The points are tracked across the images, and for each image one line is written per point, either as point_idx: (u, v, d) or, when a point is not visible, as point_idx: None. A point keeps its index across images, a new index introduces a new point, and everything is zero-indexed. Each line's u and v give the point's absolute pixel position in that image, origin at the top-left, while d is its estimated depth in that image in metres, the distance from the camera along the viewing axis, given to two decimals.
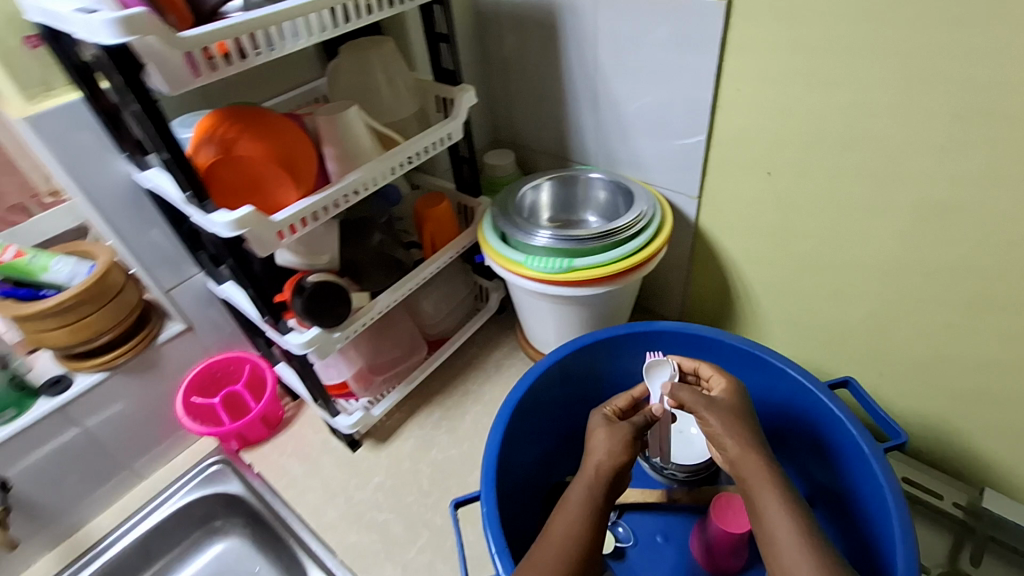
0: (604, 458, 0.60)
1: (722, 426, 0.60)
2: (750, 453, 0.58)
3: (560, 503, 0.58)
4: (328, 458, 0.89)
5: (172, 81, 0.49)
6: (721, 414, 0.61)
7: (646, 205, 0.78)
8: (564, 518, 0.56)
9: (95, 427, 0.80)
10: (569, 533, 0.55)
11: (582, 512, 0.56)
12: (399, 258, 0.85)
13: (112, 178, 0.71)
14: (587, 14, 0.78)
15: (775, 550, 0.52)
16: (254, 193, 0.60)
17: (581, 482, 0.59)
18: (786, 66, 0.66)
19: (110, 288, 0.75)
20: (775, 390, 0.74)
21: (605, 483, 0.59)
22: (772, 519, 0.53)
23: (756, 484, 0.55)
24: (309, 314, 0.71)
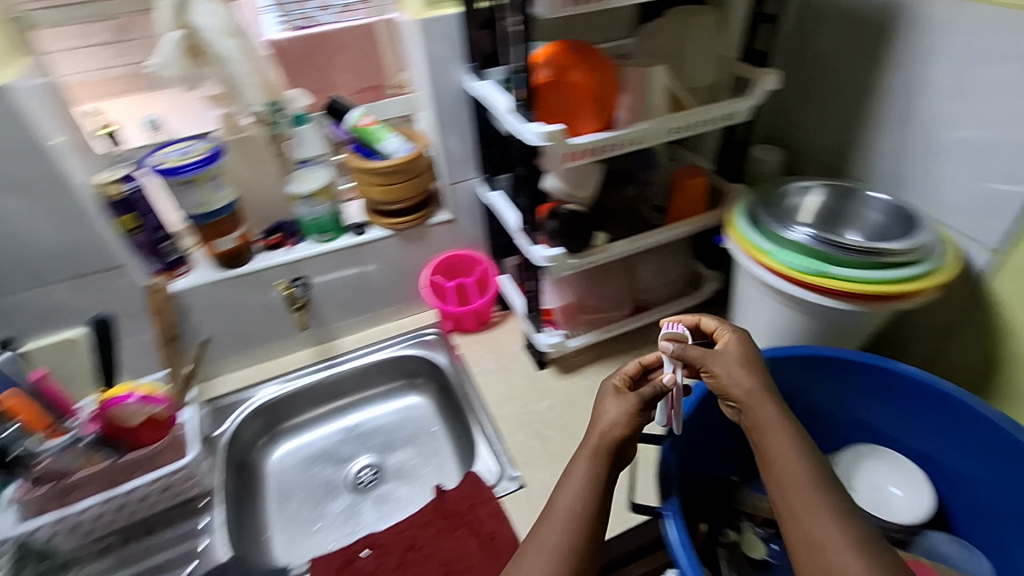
0: (612, 420, 0.60)
1: (730, 377, 0.58)
2: (766, 410, 0.56)
3: (564, 474, 0.59)
4: (517, 366, 1.01)
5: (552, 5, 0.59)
6: (723, 374, 0.59)
7: (929, 238, 0.72)
8: (572, 485, 0.57)
9: (369, 270, 1.02)
10: (575, 504, 0.56)
11: (590, 472, 0.58)
12: (643, 216, 0.90)
13: (451, 82, 0.88)
14: (938, 21, 0.72)
15: (787, 495, 0.53)
16: (563, 118, 0.70)
17: (585, 454, 0.59)
18: None
19: (416, 170, 0.94)
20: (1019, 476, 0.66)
21: (608, 450, 0.58)
22: (778, 453, 0.54)
23: (777, 440, 0.55)
24: (559, 236, 0.79)
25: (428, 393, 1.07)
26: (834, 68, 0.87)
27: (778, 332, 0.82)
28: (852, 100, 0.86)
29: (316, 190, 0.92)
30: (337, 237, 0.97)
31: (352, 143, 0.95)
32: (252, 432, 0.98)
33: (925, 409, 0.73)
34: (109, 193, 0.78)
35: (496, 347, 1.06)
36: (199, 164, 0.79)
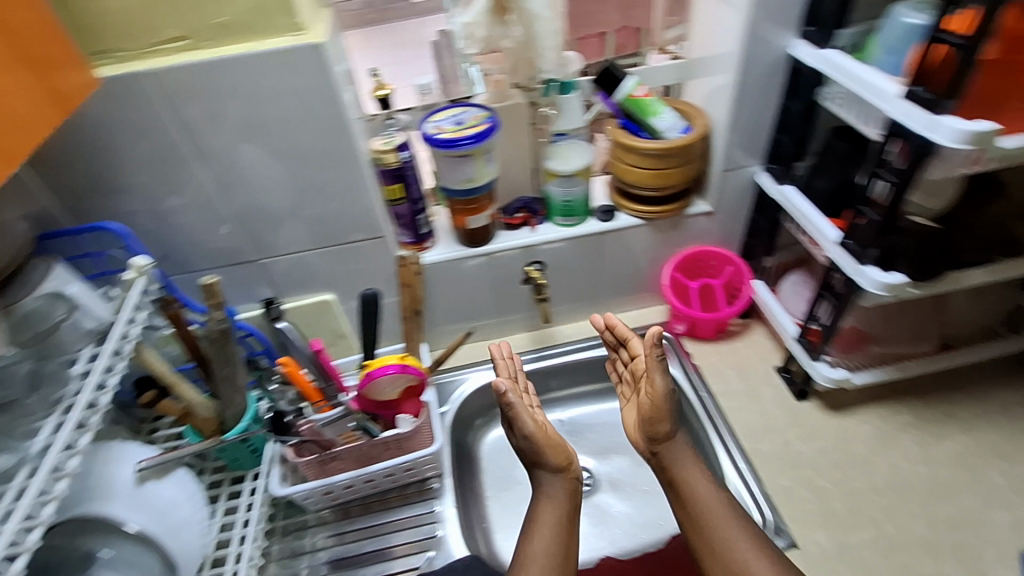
0: (561, 489, 0.71)
1: (662, 400, 0.68)
2: (665, 458, 0.70)
3: (532, 526, 0.69)
4: (769, 392, 0.87)
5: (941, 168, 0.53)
6: (658, 420, 0.69)
7: None
8: (544, 534, 0.68)
9: (607, 257, 0.91)
10: (551, 549, 0.67)
11: (558, 522, 0.69)
12: (1008, 238, 0.69)
13: (770, 48, 0.70)
14: None
15: (709, 517, 0.66)
16: (991, 108, 0.51)
17: (549, 505, 0.70)
18: None
19: (690, 153, 0.79)
20: None
21: (570, 487, 0.72)
22: (711, 501, 0.67)
23: (704, 512, 0.66)
24: (907, 255, 0.62)
25: None
26: None
27: None
28: None
29: (578, 170, 0.81)
30: (584, 221, 0.87)
31: (619, 116, 0.83)
32: (470, 413, 0.94)
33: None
34: (385, 161, 0.74)
35: (739, 363, 0.91)
36: (471, 141, 0.70)
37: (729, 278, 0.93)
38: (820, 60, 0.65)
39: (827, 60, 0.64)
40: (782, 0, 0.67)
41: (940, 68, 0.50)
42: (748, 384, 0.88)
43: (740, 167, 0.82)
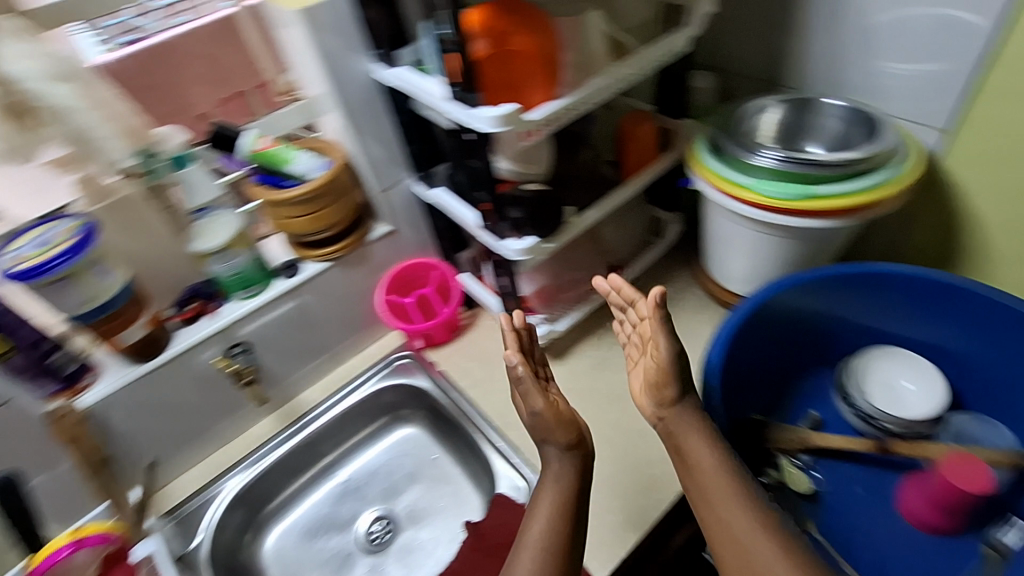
0: (560, 475, 0.66)
1: (665, 358, 0.65)
2: (677, 428, 0.65)
3: (537, 502, 0.65)
4: (506, 366, 0.94)
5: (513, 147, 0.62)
6: (661, 382, 0.66)
7: (891, 138, 0.71)
8: (542, 519, 0.63)
9: (312, 310, 0.89)
10: (546, 542, 0.61)
11: (559, 503, 0.64)
12: (603, 175, 0.84)
13: (355, 76, 0.74)
14: None
15: (702, 484, 0.62)
16: (513, 90, 0.59)
17: (548, 493, 0.65)
18: None
19: (340, 186, 0.80)
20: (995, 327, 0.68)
21: (575, 458, 0.67)
22: (712, 472, 0.62)
23: (708, 483, 0.62)
24: (529, 222, 0.72)
25: (418, 420, 0.98)
26: None
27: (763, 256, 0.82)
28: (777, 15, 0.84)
29: (229, 241, 0.77)
30: (267, 286, 0.83)
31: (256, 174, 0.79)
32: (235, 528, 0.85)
33: (929, 307, 0.74)
34: None
35: (476, 352, 0.97)
36: (69, 257, 0.62)
37: (439, 281, 0.98)
38: (393, 78, 0.69)
39: (398, 78, 0.69)
40: (340, 33, 0.70)
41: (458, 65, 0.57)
42: (487, 367, 0.94)
43: (393, 183, 0.87)
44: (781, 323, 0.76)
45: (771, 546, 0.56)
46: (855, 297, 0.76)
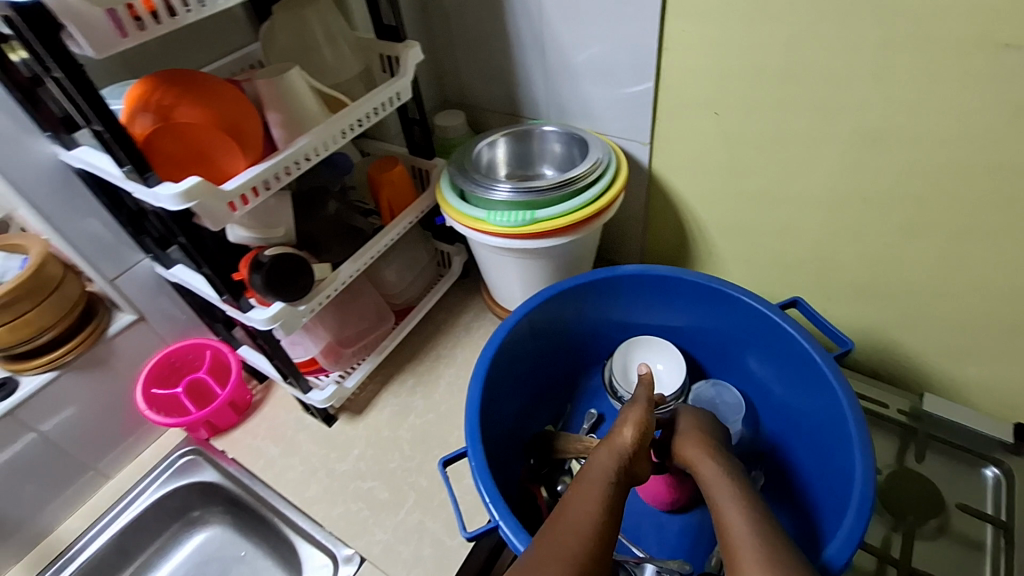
0: (609, 462, 0.59)
1: (692, 421, 0.67)
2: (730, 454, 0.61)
3: (578, 485, 0.57)
4: (304, 436, 0.89)
5: (214, 221, 0.57)
6: (696, 429, 0.66)
7: (601, 152, 0.78)
8: (576, 500, 0.55)
9: (50, 429, 0.76)
10: (591, 515, 0.53)
11: (599, 492, 0.55)
12: (358, 225, 0.84)
13: (37, 162, 0.66)
14: None
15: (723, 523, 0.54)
16: (198, 163, 0.56)
17: (599, 473, 0.58)
18: (702, 45, 0.74)
19: (50, 280, 0.70)
20: (728, 317, 0.77)
21: (632, 455, 0.61)
22: (722, 503, 0.55)
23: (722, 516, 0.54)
24: (269, 289, 0.68)
25: (217, 519, 0.88)
26: (472, 22, 0.90)
27: (529, 280, 0.86)
28: (497, 53, 0.91)
29: None
30: None
31: None
32: None
33: (664, 294, 0.80)
34: None
35: (269, 428, 0.90)
36: None
37: (214, 360, 0.89)
38: (76, 160, 0.62)
39: (82, 160, 0.61)
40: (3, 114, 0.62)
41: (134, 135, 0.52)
42: (283, 442, 0.88)
43: (125, 268, 0.79)
44: (551, 333, 0.81)
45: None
46: (630, 297, 0.81)
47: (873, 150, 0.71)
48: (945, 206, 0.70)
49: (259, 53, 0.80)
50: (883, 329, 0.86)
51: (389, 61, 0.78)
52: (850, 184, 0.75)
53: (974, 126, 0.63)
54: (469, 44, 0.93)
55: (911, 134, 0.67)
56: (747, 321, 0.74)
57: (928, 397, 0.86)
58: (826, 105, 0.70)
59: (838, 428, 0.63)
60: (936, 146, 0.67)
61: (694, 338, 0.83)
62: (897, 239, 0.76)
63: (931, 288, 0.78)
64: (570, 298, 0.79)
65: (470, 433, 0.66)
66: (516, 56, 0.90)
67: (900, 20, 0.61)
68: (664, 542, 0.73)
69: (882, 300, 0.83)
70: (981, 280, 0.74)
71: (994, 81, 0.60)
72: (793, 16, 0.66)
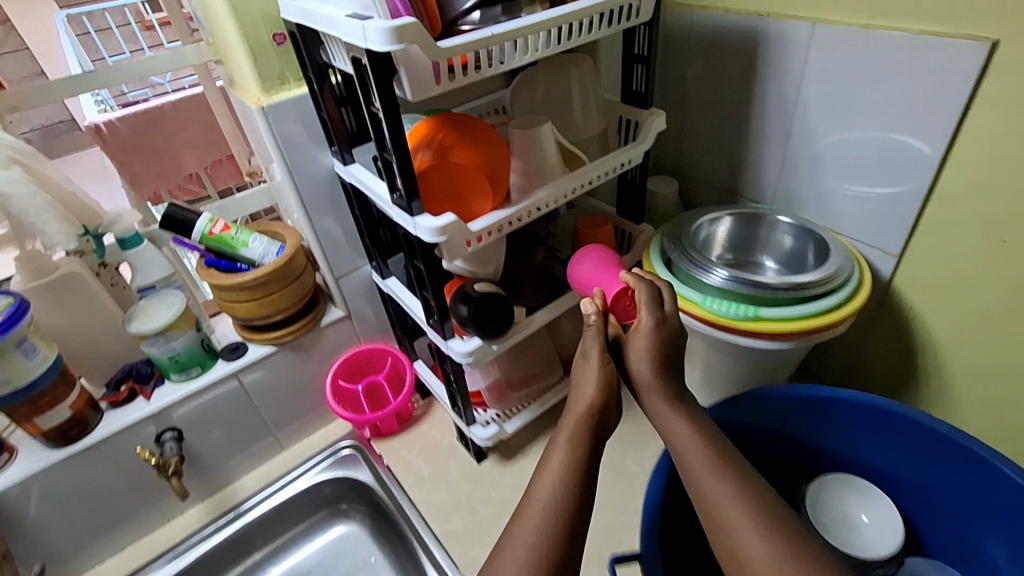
0: (565, 446, 0.55)
1: (646, 338, 0.58)
2: (658, 403, 0.57)
3: (537, 470, 0.55)
4: (454, 464, 0.90)
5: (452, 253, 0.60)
6: (639, 356, 0.58)
7: (844, 257, 0.70)
8: (547, 478, 0.54)
9: (255, 394, 0.86)
10: (546, 513, 0.50)
11: (562, 463, 0.54)
12: (557, 274, 0.84)
13: (316, 169, 0.76)
14: (798, 61, 0.74)
15: (694, 474, 0.53)
16: (454, 200, 0.60)
17: (561, 444, 0.56)
18: (1005, 165, 0.62)
19: (295, 269, 0.80)
20: (977, 488, 0.64)
21: (586, 425, 0.57)
22: (688, 451, 0.54)
23: (690, 464, 0.54)
24: (474, 324, 0.70)
25: (359, 517, 0.93)
26: (712, 95, 0.87)
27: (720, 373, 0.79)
28: (733, 130, 0.87)
29: (170, 324, 0.73)
30: (209, 368, 0.81)
31: (206, 254, 0.79)
32: None
33: (891, 436, 0.70)
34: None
35: (423, 446, 0.93)
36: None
37: (392, 368, 0.95)
38: (349, 175, 0.70)
39: (354, 176, 0.69)
40: (304, 127, 0.72)
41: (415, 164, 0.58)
42: (433, 464, 0.90)
43: (349, 270, 0.87)
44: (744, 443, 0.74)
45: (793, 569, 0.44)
46: (848, 428, 0.72)
47: None
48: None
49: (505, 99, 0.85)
50: None
51: (628, 126, 0.78)
52: None
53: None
54: (703, 116, 0.91)
55: None
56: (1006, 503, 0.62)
57: None
58: None
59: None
60: None
61: (917, 498, 0.71)
62: None
63: None
64: (779, 411, 0.72)
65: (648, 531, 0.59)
66: (754, 137, 0.85)
67: None
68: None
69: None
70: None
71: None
72: None
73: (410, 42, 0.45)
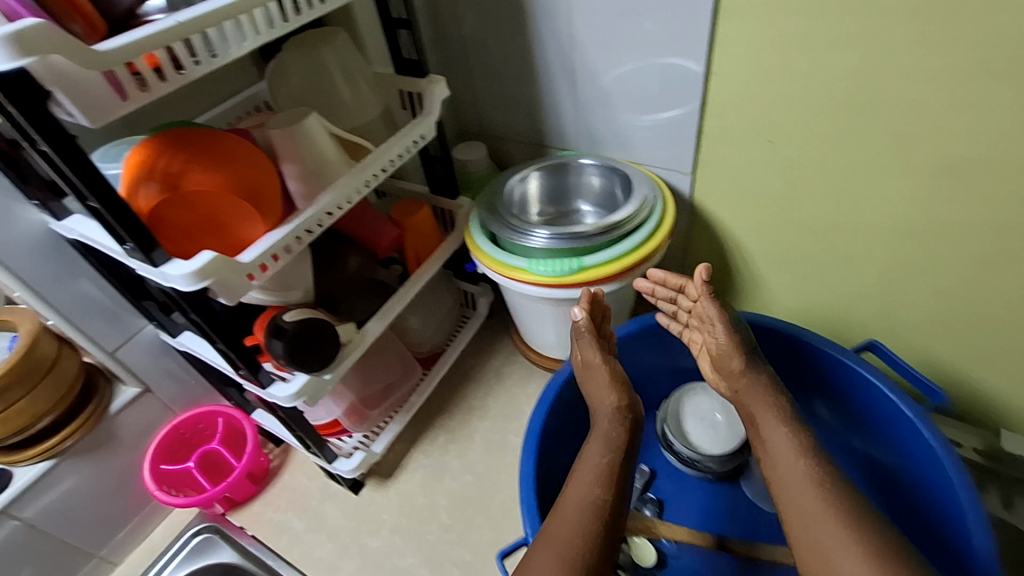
0: (604, 442, 0.56)
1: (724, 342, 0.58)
2: (766, 418, 0.56)
3: (574, 471, 0.56)
4: (330, 505, 0.81)
5: (231, 295, 0.50)
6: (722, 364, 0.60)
7: (648, 188, 0.72)
8: (580, 485, 0.54)
9: (46, 523, 0.68)
10: (585, 501, 0.52)
11: (601, 462, 0.54)
12: (382, 279, 0.76)
13: (24, 232, 0.59)
14: None
15: (791, 504, 0.52)
16: (210, 231, 0.49)
17: (596, 441, 0.56)
18: (753, 68, 0.66)
19: (43, 359, 0.62)
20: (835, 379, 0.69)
21: (620, 430, 0.56)
22: (795, 479, 0.52)
23: (788, 482, 0.53)
24: (292, 360, 0.61)
25: None
26: (491, 45, 0.83)
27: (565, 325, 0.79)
28: (519, 78, 0.84)
29: None
30: None
31: None
32: None
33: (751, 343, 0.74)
34: None
35: (291, 499, 0.82)
36: None
37: (227, 428, 0.81)
38: (71, 230, 0.55)
39: (76, 230, 0.54)
40: None
41: (139, 202, 0.45)
42: (307, 514, 0.80)
43: (126, 337, 0.71)
44: None
45: (836, 528, 0.48)
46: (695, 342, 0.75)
47: (953, 181, 0.63)
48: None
49: (266, 93, 0.74)
50: (963, 365, 0.77)
51: (410, 98, 0.71)
52: (936, 213, 0.66)
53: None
54: (487, 72, 0.87)
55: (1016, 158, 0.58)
56: (853, 389, 0.68)
57: (1006, 434, 0.76)
58: (901, 129, 0.62)
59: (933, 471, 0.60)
60: None
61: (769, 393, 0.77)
62: (975, 272, 0.68)
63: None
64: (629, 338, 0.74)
65: (525, 450, 0.62)
66: (541, 81, 0.83)
67: (993, 43, 0.53)
68: (711, 526, 0.72)
69: (969, 340, 0.74)
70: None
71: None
72: (866, 30, 0.57)
73: (46, 53, 0.33)
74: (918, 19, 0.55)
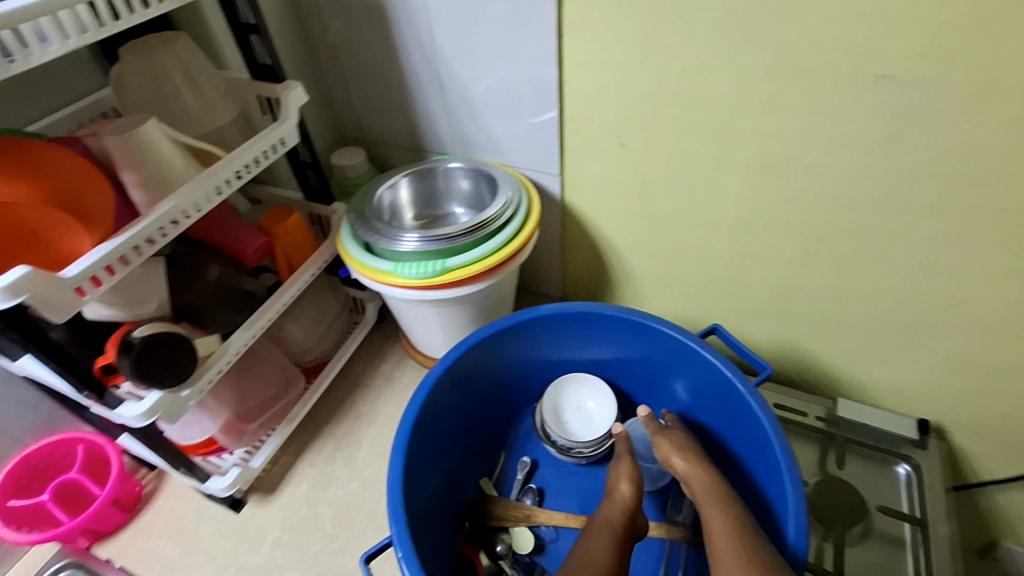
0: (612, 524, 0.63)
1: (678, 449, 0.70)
2: (713, 510, 0.62)
3: (578, 549, 0.61)
4: (207, 527, 0.78)
5: (58, 312, 0.47)
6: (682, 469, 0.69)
7: (511, 189, 0.75)
8: (581, 556, 0.59)
9: None
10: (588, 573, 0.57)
11: (608, 547, 0.60)
12: (249, 288, 0.74)
13: None
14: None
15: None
16: (24, 243, 0.47)
17: (599, 527, 0.63)
18: (596, 74, 0.71)
19: None
20: (689, 365, 0.74)
21: (627, 518, 0.64)
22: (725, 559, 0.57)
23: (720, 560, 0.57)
24: (142, 377, 0.58)
25: None
26: (359, 50, 0.83)
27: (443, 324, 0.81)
28: (390, 83, 0.85)
29: None
30: None
31: None
32: None
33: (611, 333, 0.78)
34: None
35: (166, 525, 0.79)
36: None
37: (88, 456, 0.76)
38: None
39: None
40: None
41: None
42: (182, 539, 0.77)
43: None
44: (479, 377, 0.76)
45: None
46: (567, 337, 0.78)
47: (773, 175, 0.70)
48: (853, 230, 0.70)
49: (113, 99, 0.71)
50: (805, 342, 0.85)
51: (268, 103, 0.69)
52: (765, 204, 0.73)
53: (876, 148, 0.63)
54: (358, 77, 0.87)
55: (818, 153, 0.66)
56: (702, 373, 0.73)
57: (841, 401, 0.85)
58: (725, 130, 0.68)
59: (761, 442, 0.66)
60: (838, 166, 0.66)
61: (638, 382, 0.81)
62: (800, 256, 0.76)
63: (846, 300, 0.77)
64: (504, 337, 0.75)
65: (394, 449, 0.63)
66: (411, 85, 0.84)
67: (786, 52, 0.60)
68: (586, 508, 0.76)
69: (804, 319, 0.83)
70: (894, 300, 0.74)
71: (883, 107, 0.60)
72: (683, 38, 0.63)
73: None
74: (723, 30, 0.61)
